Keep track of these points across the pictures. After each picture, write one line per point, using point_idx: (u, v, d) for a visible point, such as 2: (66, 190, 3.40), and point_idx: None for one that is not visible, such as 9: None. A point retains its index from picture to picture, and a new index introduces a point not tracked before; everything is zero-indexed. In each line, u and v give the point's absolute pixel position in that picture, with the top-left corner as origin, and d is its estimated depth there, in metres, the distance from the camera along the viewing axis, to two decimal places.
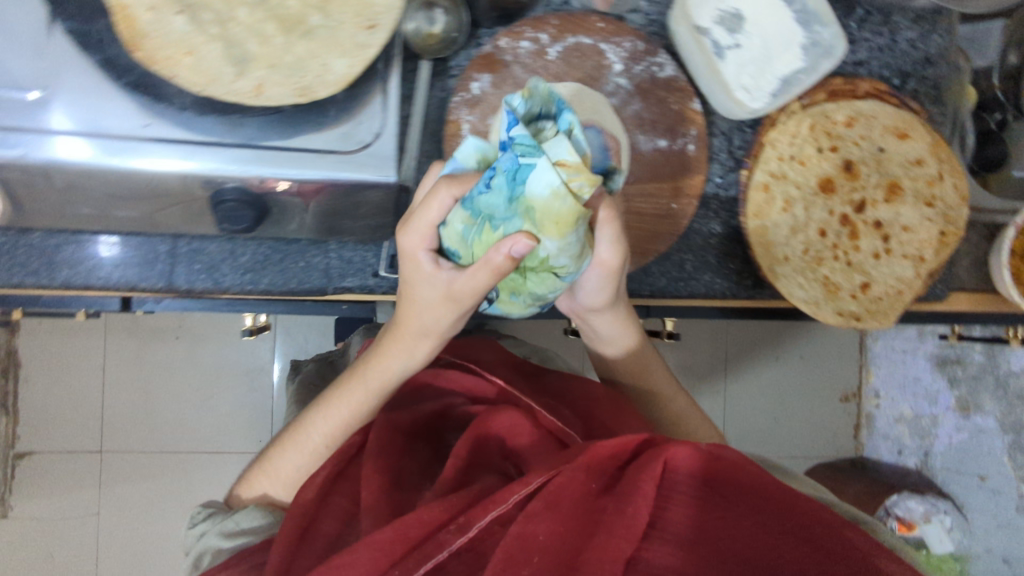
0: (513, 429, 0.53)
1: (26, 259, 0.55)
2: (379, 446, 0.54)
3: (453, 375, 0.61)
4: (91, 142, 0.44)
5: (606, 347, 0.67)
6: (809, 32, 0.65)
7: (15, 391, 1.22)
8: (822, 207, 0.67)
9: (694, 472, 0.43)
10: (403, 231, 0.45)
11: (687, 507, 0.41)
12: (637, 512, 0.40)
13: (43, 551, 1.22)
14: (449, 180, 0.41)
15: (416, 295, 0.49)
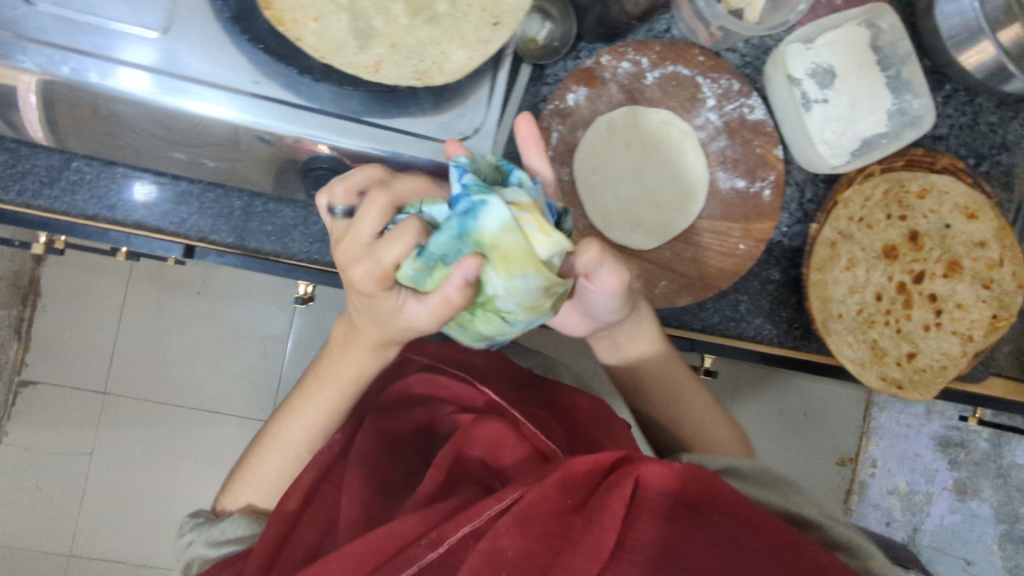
0: (495, 440, 0.55)
1: (106, 193, 0.55)
2: (364, 453, 0.59)
3: (442, 382, 0.65)
4: (150, 76, 0.44)
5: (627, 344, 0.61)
6: (899, 100, 0.66)
7: (32, 318, 1.21)
8: (882, 271, 0.68)
9: (662, 494, 0.45)
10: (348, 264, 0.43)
11: (654, 524, 0.44)
12: (604, 528, 0.41)
13: (33, 480, 1.22)
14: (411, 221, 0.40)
15: (376, 308, 0.46)
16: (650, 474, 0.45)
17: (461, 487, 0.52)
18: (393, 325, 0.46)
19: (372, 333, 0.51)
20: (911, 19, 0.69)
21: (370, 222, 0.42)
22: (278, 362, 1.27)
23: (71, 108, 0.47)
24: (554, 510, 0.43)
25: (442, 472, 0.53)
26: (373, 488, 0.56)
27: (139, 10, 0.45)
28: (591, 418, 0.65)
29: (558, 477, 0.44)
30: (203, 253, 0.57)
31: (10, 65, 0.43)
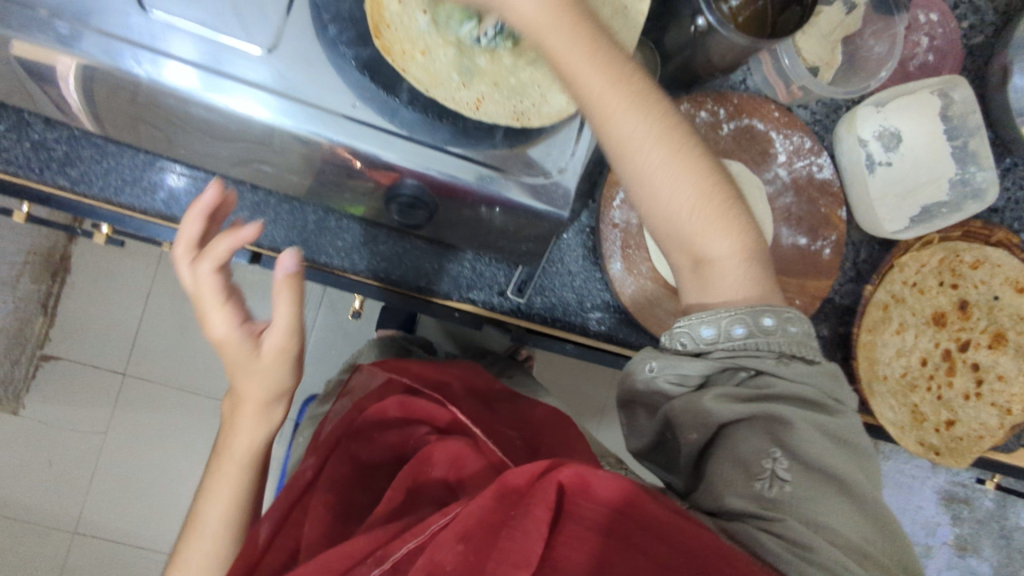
0: (457, 459, 0.49)
1: (184, 197, 0.58)
2: (332, 480, 0.51)
3: (415, 404, 0.55)
4: (196, 72, 0.44)
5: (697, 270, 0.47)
6: (962, 170, 0.67)
7: (58, 292, 1.13)
8: (929, 337, 0.69)
9: (608, 505, 0.40)
10: (206, 324, 0.45)
11: (589, 537, 0.39)
12: (526, 535, 0.37)
13: (42, 457, 1.14)
14: (224, 233, 0.42)
15: (242, 368, 0.47)
16: (590, 482, 0.39)
17: (418, 507, 0.46)
18: (257, 369, 0.47)
19: (256, 394, 0.49)
20: (981, 90, 0.70)
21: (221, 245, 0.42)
22: None
23: (107, 90, 0.47)
24: (485, 521, 0.38)
25: (400, 492, 0.47)
26: (337, 511, 0.49)
27: (250, 27, 0.46)
28: (552, 437, 0.62)
29: (494, 489, 0.39)
30: (269, 260, 0.61)
31: (55, 45, 0.43)
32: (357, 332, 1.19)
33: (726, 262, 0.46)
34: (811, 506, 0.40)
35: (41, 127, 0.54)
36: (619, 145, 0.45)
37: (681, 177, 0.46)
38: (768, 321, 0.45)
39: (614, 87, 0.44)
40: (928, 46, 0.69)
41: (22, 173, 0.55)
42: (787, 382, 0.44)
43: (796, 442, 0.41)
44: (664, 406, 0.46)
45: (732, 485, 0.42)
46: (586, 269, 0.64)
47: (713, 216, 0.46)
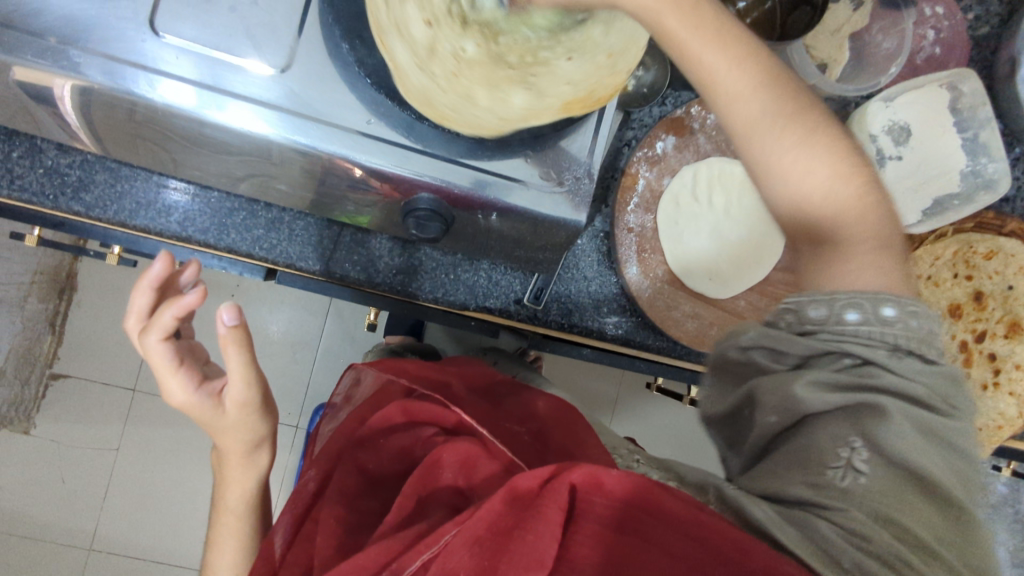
0: (467, 460, 0.46)
1: (199, 216, 0.58)
2: (341, 491, 0.49)
3: (420, 407, 0.52)
4: (195, 91, 0.44)
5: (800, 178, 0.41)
6: (974, 162, 0.67)
7: (66, 310, 1.12)
8: (945, 329, 0.70)
9: (626, 504, 0.38)
10: (166, 394, 0.49)
11: (608, 535, 0.38)
12: (539, 538, 0.36)
13: (54, 476, 1.13)
14: (165, 303, 0.44)
15: (214, 425, 0.52)
16: (602, 482, 0.38)
17: (430, 513, 0.44)
18: (227, 423, 0.51)
19: (235, 445, 0.54)
20: (988, 81, 0.70)
21: (163, 316, 0.44)
22: (305, 368, 1.16)
23: (106, 110, 0.46)
24: (497, 527, 0.37)
25: (411, 500, 0.44)
26: (347, 524, 0.46)
27: (262, 46, 0.46)
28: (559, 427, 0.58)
29: (505, 494, 0.37)
30: (284, 276, 0.61)
31: (60, 71, 0.43)
32: (368, 340, 1.18)
33: (867, 259, 0.41)
34: (889, 502, 0.36)
35: (53, 152, 0.54)
36: (739, 123, 0.41)
37: (806, 158, 0.41)
38: (889, 311, 0.39)
39: (734, 66, 0.40)
40: (934, 39, 0.69)
41: (36, 200, 0.54)
42: (898, 379, 0.38)
43: (880, 433, 0.37)
44: (752, 381, 0.42)
45: (804, 473, 0.38)
46: (601, 274, 0.64)
47: (837, 195, 0.41)
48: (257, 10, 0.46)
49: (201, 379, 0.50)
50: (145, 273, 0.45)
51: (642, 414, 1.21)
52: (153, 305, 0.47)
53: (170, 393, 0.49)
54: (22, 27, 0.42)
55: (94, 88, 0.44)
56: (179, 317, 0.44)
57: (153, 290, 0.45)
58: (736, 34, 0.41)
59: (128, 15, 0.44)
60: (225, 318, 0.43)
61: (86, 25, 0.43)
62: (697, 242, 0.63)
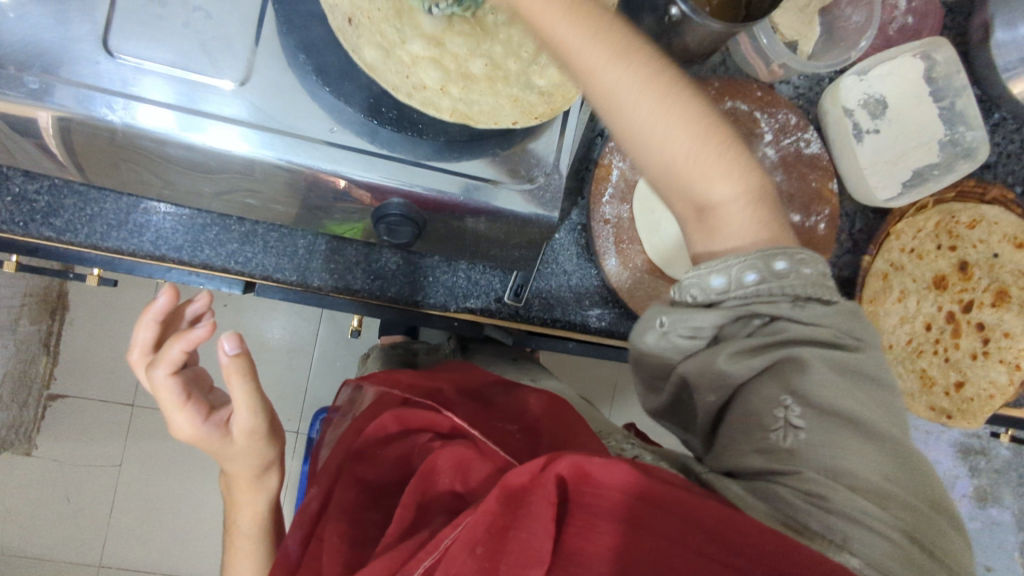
0: (461, 463, 0.44)
1: (173, 234, 0.58)
2: (341, 507, 0.49)
3: (412, 414, 0.51)
4: (171, 113, 0.44)
5: (693, 171, 0.39)
6: (951, 130, 0.66)
7: (59, 331, 1.12)
8: (931, 301, 0.69)
9: (621, 492, 0.35)
10: (173, 426, 0.50)
11: (602, 525, 0.35)
12: (532, 534, 0.34)
13: (58, 495, 1.13)
14: (173, 336, 0.46)
15: (223, 453, 0.54)
16: (590, 471, 0.34)
17: (431, 520, 0.44)
18: (235, 450, 0.53)
19: (242, 470, 0.56)
20: (963, 48, 0.70)
21: (170, 351, 0.46)
22: (302, 373, 1.16)
23: (86, 137, 0.46)
24: (495, 527, 0.36)
25: (410, 509, 0.44)
26: (351, 538, 0.46)
27: (219, 62, 0.45)
28: (552, 416, 0.56)
29: (497, 493, 0.35)
30: (264, 289, 0.60)
31: (28, 101, 0.42)
32: (363, 341, 1.18)
33: (727, 209, 0.40)
34: (828, 452, 0.35)
35: (21, 180, 0.54)
36: (617, 115, 0.38)
37: (665, 128, 0.38)
38: (781, 265, 0.38)
39: (598, 40, 0.37)
40: (906, 9, 0.68)
41: (9, 228, 0.54)
42: (804, 325, 0.38)
43: (807, 386, 0.36)
44: (679, 364, 0.41)
45: (749, 441, 0.38)
46: (581, 266, 0.64)
47: (713, 160, 0.39)
48: (211, 25, 0.46)
49: (207, 412, 0.51)
50: (149, 309, 0.47)
51: (641, 399, 1.20)
52: (158, 340, 0.50)
53: (177, 427, 0.50)
54: None
55: (70, 118, 0.44)
56: (185, 351, 0.47)
57: (157, 324, 0.48)
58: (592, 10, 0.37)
59: (83, 37, 0.44)
60: (227, 346, 0.46)
61: (41, 50, 0.43)
62: (674, 230, 0.62)
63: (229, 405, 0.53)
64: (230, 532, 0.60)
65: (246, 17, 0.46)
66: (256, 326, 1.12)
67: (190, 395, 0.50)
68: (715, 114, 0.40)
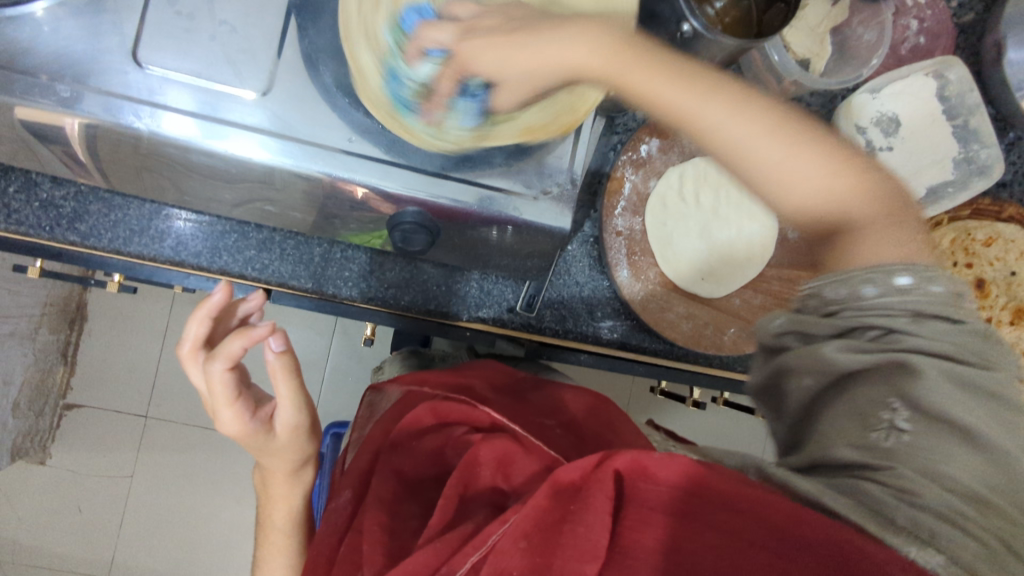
0: (503, 458, 0.45)
1: (192, 241, 0.59)
2: (379, 497, 0.47)
3: (449, 408, 0.52)
4: (193, 121, 0.46)
5: (833, 181, 0.42)
6: (966, 148, 0.66)
7: (77, 342, 1.13)
8: None
9: (676, 489, 0.36)
10: (217, 422, 0.51)
11: (655, 519, 0.36)
12: (589, 527, 0.36)
13: (70, 503, 1.14)
14: (237, 334, 0.46)
15: (263, 450, 0.55)
16: (647, 465, 0.36)
17: (473, 512, 0.43)
18: (274, 446, 0.54)
19: (279, 466, 0.57)
20: (977, 67, 0.70)
21: (231, 347, 0.46)
22: (314, 387, 1.17)
23: (117, 144, 0.48)
24: (544, 522, 0.36)
25: (453, 500, 0.43)
26: (394, 528, 0.45)
27: (243, 73, 0.47)
28: (587, 419, 0.57)
29: (549, 489, 0.36)
30: (279, 296, 0.61)
31: (61, 109, 0.44)
32: (376, 355, 1.18)
33: (868, 228, 0.41)
34: (934, 456, 0.35)
35: (48, 186, 0.55)
36: (712, 134, 0.43)
37: (784, 153, 0.42)
38: (903, 279, 0.38)
39: (650, 69, 0.44)
40: (918, 28, 0.69)
41: (33, 232, 0.56)
42: (926, 339, 0.37)
43: (918, 391, 0.36)
44: (784, 352, 0.43)
45: (844, 436, 0.38)
46: (593, 278, 0.65)
47: (823, 173, 0.42)
48: (237, 37, 0.47)
49: (254, 409, 0.52)
50: (206, 303, 0.47)
51: (654, 417, 1.19)
52: (206, 336, 0.49)
53: (224, 424, 0.51)
54: (15, 68, 0.44)
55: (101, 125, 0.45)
56: (247, 347, 0.47)
57: (210, 320, 0.48)
58: (655, 45, 0.45)
59: (113, 48, 0.45)
60: (273, 344, 0.49)
61: (72, 60, 0.44)
62: (688, 242, 0.63)
63: (271, 400, 0.54)
64: (263, 526, 0.61)
65: (269, 31, 0.48)
66: None
67: (240, 392, 0.50)
68: (795, 117, 0.44)
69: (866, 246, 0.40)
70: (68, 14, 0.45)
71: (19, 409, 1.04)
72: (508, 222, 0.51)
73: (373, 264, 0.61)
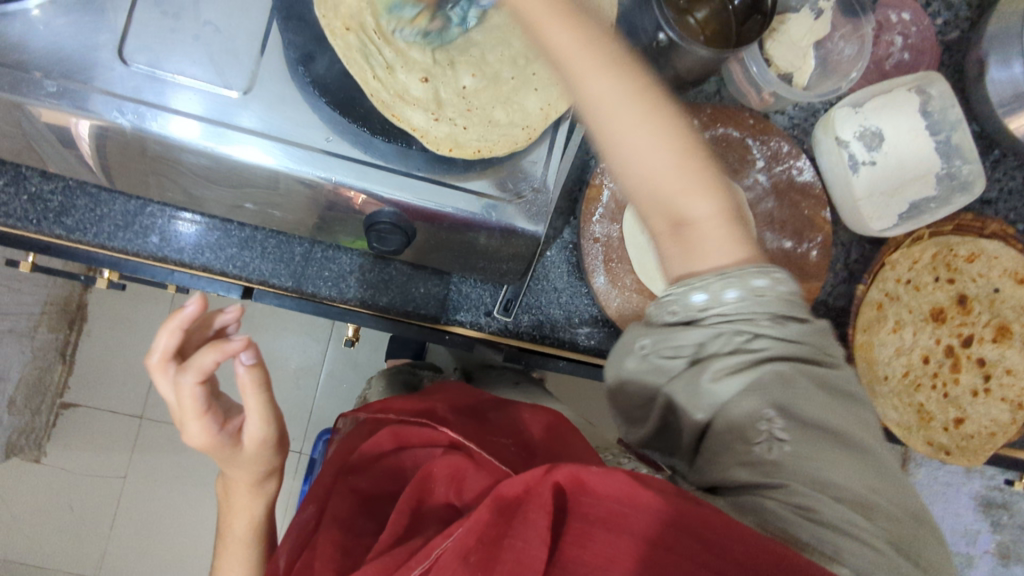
0: (456, 476, 0.45)
1: (177, 238, 0.60)
2: (336, 517, 0.49)
3: (409, 432, 0.52)
4: (173, 118, 0.47)
5: (693, 196, 0.41)
6: (948, 164, 0.66)
7: (77, 341, 1.14)
8: (929, 333, 0.68)
9: (617, 503, 0.35)
10: (185, 433, 0.51)
11: (596, 534, 0.36)
12: (527, 542, 0.36)
13: (62, 501, 1.15)
14: (209, 346, 0.46)
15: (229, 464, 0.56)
16: (586, 480, 0.36)
17: (423, 529, 0.44)
18: (242, 457, 0.55)
19: (244, 474, 0.58)
20: (961, 84, 0.71)
21: (203, 360, 0.46)
22: (308, 392, 1.17)
23: (102, 140, 0.49)
24: (485, 536, 0.38)
25: (404, 515, 0.45)
26: (346, 547, 0.46)
27: (226, 73, 0.48)
28: (547, 434, 0.57)
29: (491, 503, 0.37)
30: (261, 294, 0.62)
31: (46, 103, 0.46)
32: (369, 363, 1.19)
33: (706, 224, 0.41)
34: (815, 467, 0.36)
35: (37, 179, 0.57)
36: (590, 103, 0.42)
37: (644, 144, 0.41)
38: (760, 282, 0.39)
39: (592, 58, 0.42)
40: (903, 45, 0.70)
41: (21, 225, 0.57)
42: (780, 342, 0.38)
43: (795, 403, 0.37)
44: (663, 387, 0.41)
45: (732, 455, 0.38)
46: (572, 285, 0.65)
47: (692, 181, 0.41)
48: (221, 38, 0.49)
49: (222, 421, 0.52)
50: (177, 315, 0.46)
51: None
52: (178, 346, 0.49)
53: (191, 435, 0.51)
54: (6, 62, 0.45)
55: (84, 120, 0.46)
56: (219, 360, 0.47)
57: (181, 332, 0.47)
58: (613, 48, 0.43)
59: (102, 45, 0.47)
60: (244, 358, 0.48)
61: (61, 56, 0.46)
62: None
63: (240, 412, 0.54)
64: (224, 536, 0.62)
65: (253, 34, 0.49)
66: (268, 343, 1.15)
67: (208, 405, 0.51)
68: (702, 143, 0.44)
69: (711, 249, 0.41)
70: (60, 12, 0.46)
71: (16, 406, 1.05)
72: (482, 226, 0.51)
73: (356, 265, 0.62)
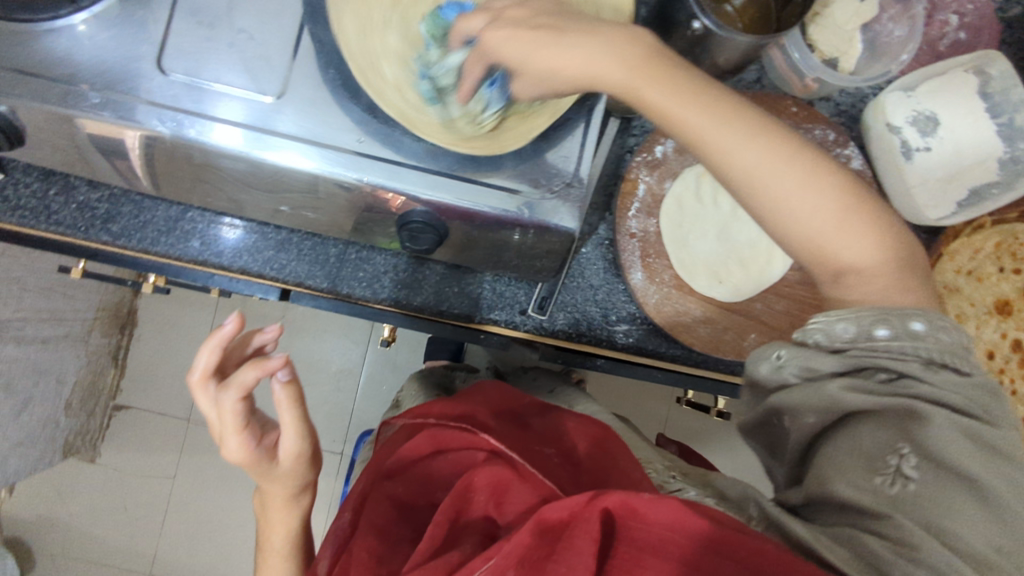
0: (498, 488, 0.44)
1: (216, 241, 0.61)
2: (371, 525, 0.48)
3: (449, 437, 0.51)
4: (207, 124, 0.47)
5: (839, 244, 0.39)
6: (1012, 147, 0.61)
7: (127, 347, 1.18)
8: (993, 328, 0.65)
9: (667, 529, 0.35)
10: (223, 449, 0.51)
11: (646, 559, 0.35)
12: (572, 569, 0.35)
13: (117, 500, 1.19)
14: (251, 363, 0.47)
15: (265, 480, 0.56)
16: (636, 506, 0.35)
17: (461, 541, 0.43)
18: (280, 473, 0.55)
19: (279, 489, 0.57)
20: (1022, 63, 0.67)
21: (245, 377, 0.47)
22: (349, 394, 1.19)
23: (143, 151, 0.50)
24: (530, 557, 0.37)
25: (442, 527, 0.44)
26: (382, 558, 0.46)
27: (261, 79, 0.49)
28: (588, 442, 0.55)
29: (533, 526, 0.36)
30: (297, 295, 0.63)
31: (88, 114, 0.46)
32: (408, 364, 1.19)
33: (869, 273, 0.39)
34: (937, 510, 0.34)
35: (84, 189, 0.59)
36: (688, 135, 0.40)
37: (791, 191, 0.38)
38: (918, 324, 0.37)
39: (695, 100, 0.40)
40: (958, 24, 0.66)
41: (70, 232, 0.59)
42: (932, 388, 0.36)
43: (928, 439, 0.35)
44: (775, 396, 0.40)
45: (849, 475, 0.36)
46: (608, 281, 0.64)
47: (848, 227, 0.39)
48: (254, 44, 0.49)
49: (259, 437, 0.52)
50: (217, 334, 0.47)
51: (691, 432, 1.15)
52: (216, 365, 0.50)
53: (230, 452, 0.51)
54: (51, 76, 0.46)
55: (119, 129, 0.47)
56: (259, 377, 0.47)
57: (221, 350, 0.48)
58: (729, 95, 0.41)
59: (141, 55, 0.48)
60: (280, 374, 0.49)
61: (103, 67, 0.47)
62: (702, 245, 0.62)
63: (275, 428, 0.54)
64: (261, 549, 0.63)
65: (286, 40, 0.50)
66: (309, 345, 1.17)
67: (248, 422, 0.50)
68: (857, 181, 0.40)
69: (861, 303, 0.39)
70: (101, 26, 0.48)
71: (72, 408, 1.09)
72: (517, 223, 0.50)
73: (388, 265, 0.62)
